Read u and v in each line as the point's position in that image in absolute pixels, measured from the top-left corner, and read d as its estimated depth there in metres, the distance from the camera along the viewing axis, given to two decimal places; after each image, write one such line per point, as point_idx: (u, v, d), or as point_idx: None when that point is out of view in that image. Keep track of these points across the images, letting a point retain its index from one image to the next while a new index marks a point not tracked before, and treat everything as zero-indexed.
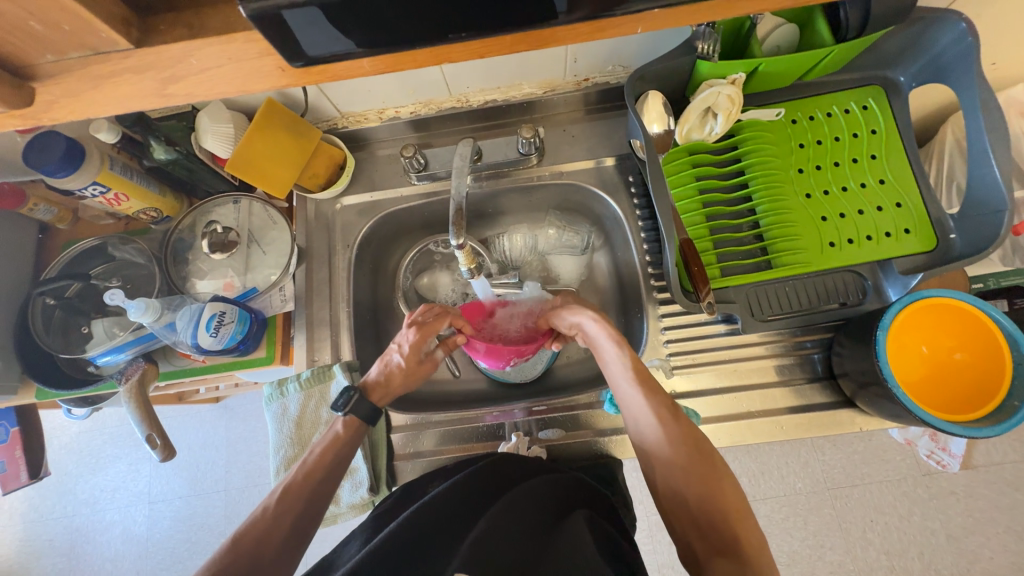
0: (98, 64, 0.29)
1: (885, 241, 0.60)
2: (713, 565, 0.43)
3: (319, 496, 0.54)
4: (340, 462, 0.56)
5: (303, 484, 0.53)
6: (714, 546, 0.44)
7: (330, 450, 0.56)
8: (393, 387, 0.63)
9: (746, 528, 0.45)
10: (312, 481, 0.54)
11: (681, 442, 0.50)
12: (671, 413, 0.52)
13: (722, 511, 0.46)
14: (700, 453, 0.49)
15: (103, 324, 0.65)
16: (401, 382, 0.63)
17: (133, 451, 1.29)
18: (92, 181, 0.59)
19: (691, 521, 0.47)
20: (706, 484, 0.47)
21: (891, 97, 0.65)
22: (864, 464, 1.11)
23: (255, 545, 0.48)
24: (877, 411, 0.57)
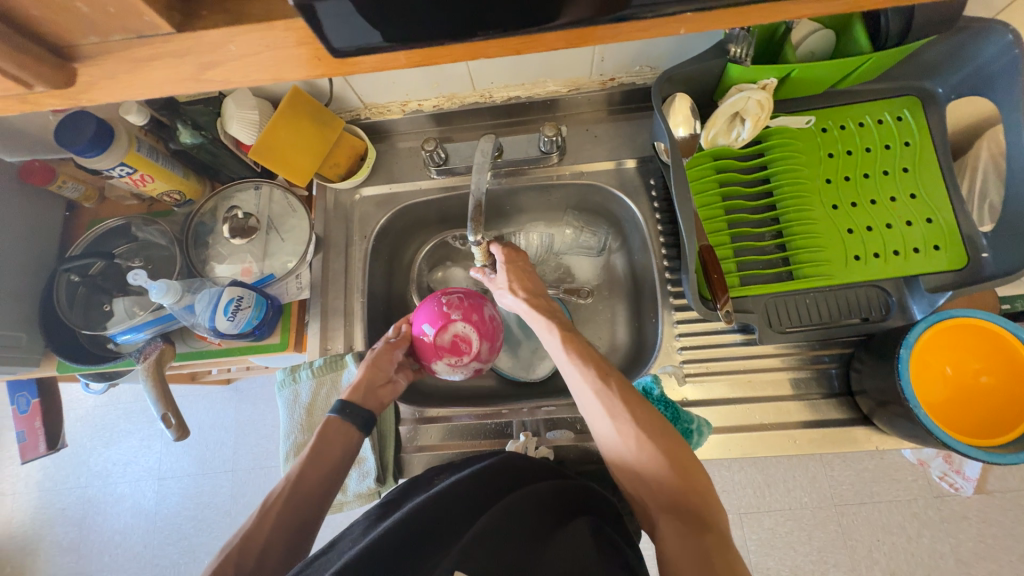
0: (139, 47, 0.29)
1: (913, 257, 0.58)
2: (663, 522, 0.46)
3: (315, 500, 0.52)
4: (336, 468, 0.54)
5: (303, 488, 0.52)
6: (663, 503, 0.47)
7: (324, 450, 0.54)
8: (363, 385, 0.60)
9: (691, 483, 0.47)
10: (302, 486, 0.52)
11: (619, 411, 0.50)
12: (621, 404, 0.51)
13: (667, 473, 0.47)
14: (639, 417, 0.50)
15: (124, 303, 0.66)
16: (365, 377, 0.60)
17: (146, 427, 1.32)
18: (120, 162, 0.60)
19: (640, 484, 0.49)
20: (649, 449, 0.48)
21: (927, 109, 0.63)
22: (873, 482, 1.09)
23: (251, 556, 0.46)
24: (895, 431, 0.55)
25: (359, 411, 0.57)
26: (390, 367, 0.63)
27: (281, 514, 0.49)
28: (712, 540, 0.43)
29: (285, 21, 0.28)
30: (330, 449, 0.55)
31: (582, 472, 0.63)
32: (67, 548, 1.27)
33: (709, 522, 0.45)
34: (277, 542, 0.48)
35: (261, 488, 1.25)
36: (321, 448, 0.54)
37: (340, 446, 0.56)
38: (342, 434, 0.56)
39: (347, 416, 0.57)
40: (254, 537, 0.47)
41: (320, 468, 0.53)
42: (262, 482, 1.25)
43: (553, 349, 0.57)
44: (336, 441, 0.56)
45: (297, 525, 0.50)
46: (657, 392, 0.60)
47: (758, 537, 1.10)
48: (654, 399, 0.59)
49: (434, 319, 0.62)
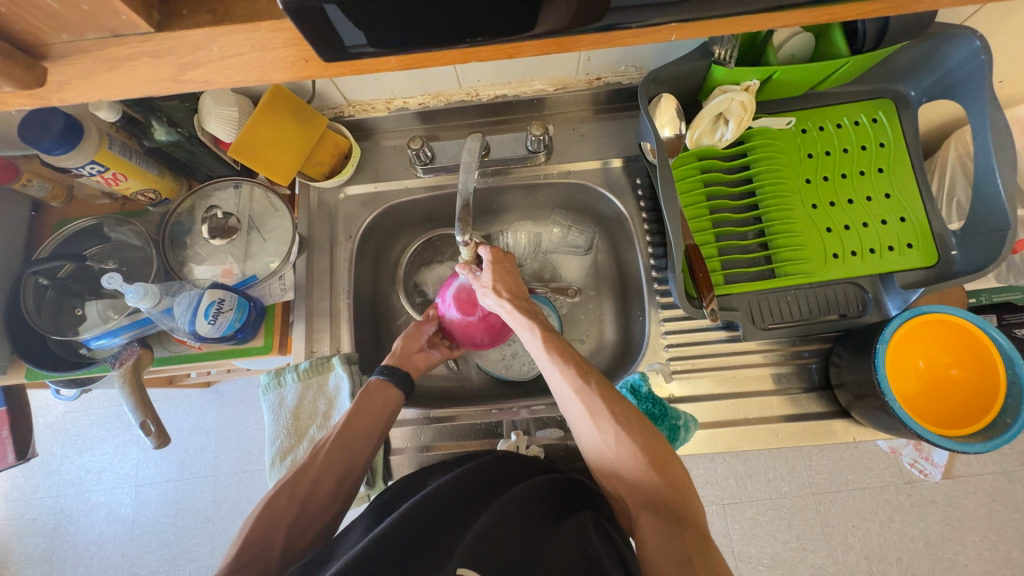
0: (115, 46, 0.28)
1: (887, 255, 0.61)
2: (643, 519, 0.47)
3: (362, 444, 0.56)
4: (378, 420, 0.58)
5: (351, 432, 0.56)
6: (643, 501, 0.48)
7: (367, 403, 0.58)
8: (400, 352, 0.64)
9: (671, 481, 0.48)
10: (343, 441, 0.55)
11: (599, 411, 0.51)
12: (603, 407, 0.51)
13: (647, 471, 0.48)
14: (619, 414, 0.50)
15: (96, 307, 0.63)
16: (400, 346, 0.65)
17: (121, 433, 1.28)
18: (90, 160, 0.58)
19: (621, 482, 0.50)
20: (629, 447, 0.49)
21: (901, 111, 0.65)
22: (849, 470, 1.14)
23: (306, 496, 0.52)
24: (871, 422, 0.58)
25: (396, 370, 0.62)
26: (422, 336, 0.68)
27: (331, 455, 0.54)
28: (690, 537, 0.44)
29: (272, 21, 0.28)
30: (371, 404, 0.59)
31: (571, 469, 0.64)
32: (39, 560, 1.22)
33: (687, 518, 0.46)
34: (328, 479, 0.53)
35: (245, 493, 1.22)
36: (364, 403, 0.58)
37: (382, 402, 0.59)
38: (383, 391, 0.60)
39: (388, 376, 0.61)
40: (307, 469, 0.53)
41: (364, 416, 0.57)
42: (245, 486, 1.22)
43: (535, 350, 0.57)
44: (379, 395, 0.59)
45: (344, 465, 0.54)
46: (645, 389, 0.60)
47: (740, 526, 1.13)
48: (642, 396, 0.60)
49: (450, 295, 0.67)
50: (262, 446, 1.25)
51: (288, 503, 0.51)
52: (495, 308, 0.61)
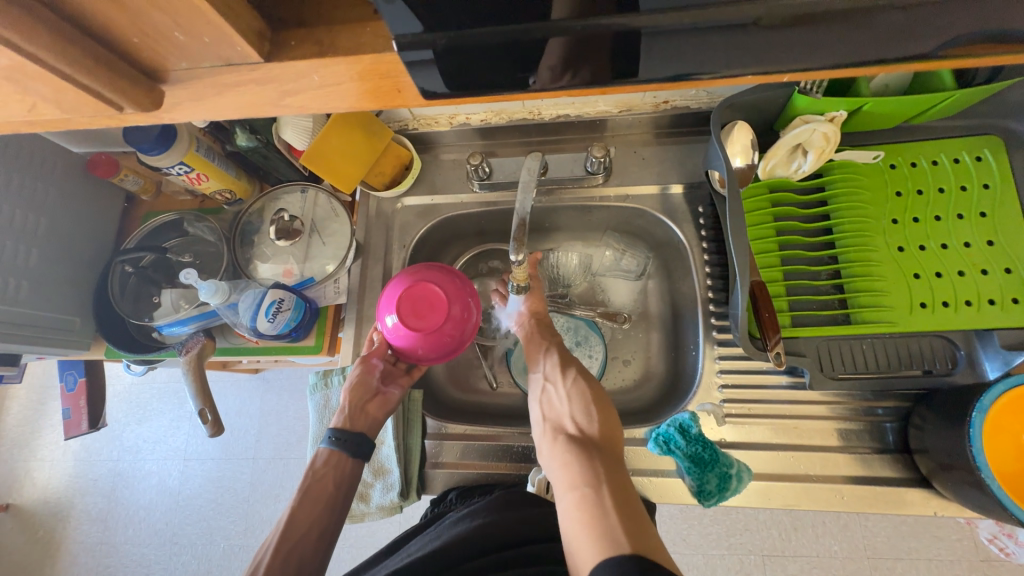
0: (227, 74, 0.30)
1: (988, 309, 0.54)
2: (564, 445, 0.55)
3: (313, 537, 0.54)
4: (331, 505, 0.56)
5: (300, 527, 0.54)
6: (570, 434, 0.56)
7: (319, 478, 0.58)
8: (353, 404, 0.62)
9: (609, 439, 0.55)
10: (293, 534, 0.54)
11: (568, 375, 0.61)
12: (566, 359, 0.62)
13: (587, 412, 0.57)
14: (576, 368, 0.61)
15: (171, 296, 0.68)
16: (353, 398, 0.62)
17: (177, 408, 1.37)
18: (180, 161, 0.62)
19: (566, 430, 0.56)
20: (577, 390, 0.59)
21: (1012, 149, 0.58)
22: (913, 538, 1.02)
23: None
24: (958, 498, 0.51)
25: (348, 436, 0.60)
26: (372, 380, 0.63)
27: (278, 559, 0.51)
28: (602, 461, 0.51)
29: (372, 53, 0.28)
30: (322, 487, 0.57)
31: None
32: (96, 517, 1.33)
33: (618, 467, 0.51)
34: None
35: (279, 479, 1.27)
36: (314, 485, 0.57)
37: (332, 482, 0.58)
38: (331, 468, 0.59)
39: (336, 447, 0.59)
40: None
41: (313, 504, 0.56)
42: (280, 473, 1.27)
43: (527, 326, 0.68)
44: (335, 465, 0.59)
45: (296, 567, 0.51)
46: (695, 430, 0.57)
47: None
48: (691, 437, 0.57)
49: (394, 289, 0.61)
50: (299, 436, 1.29)
51: None
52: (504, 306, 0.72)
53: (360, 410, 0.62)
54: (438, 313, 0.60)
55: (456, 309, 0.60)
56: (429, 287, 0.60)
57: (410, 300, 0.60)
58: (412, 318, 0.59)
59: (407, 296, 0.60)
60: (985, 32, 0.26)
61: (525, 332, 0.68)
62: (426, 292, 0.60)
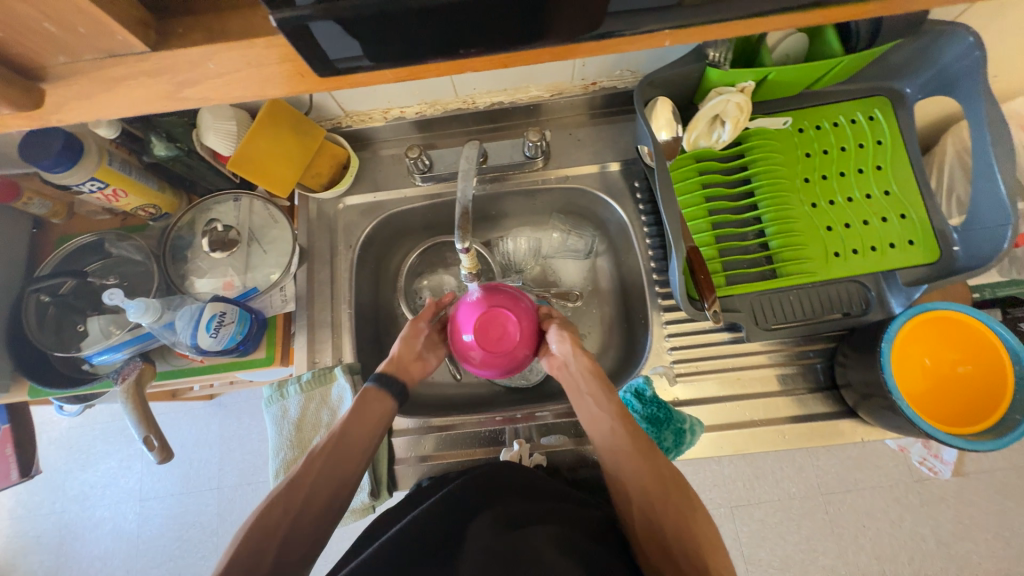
0: (111, 67, 0.29)
1: (889, 252, 0.60)
2: None
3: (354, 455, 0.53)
4: (372, 432, 0.55)
5: (344, 443, 0.53)
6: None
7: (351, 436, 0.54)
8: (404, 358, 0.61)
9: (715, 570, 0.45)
10: (335, 448, 0.52)
11: (656, 484, 0.49)
12: (661, 476, 0.50)
13: (693, 548, 0.46)
14: (669, 487, 0.49)
15: (98, 323, 0.63)
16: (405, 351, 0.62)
17: (124, 447, 1.27)
18: (90, 177, 0.58)
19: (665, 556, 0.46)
20: (677, 518, 0.47)
21: (897, 108, 0.65)
22: (857, 470, 1.12)
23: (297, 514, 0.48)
24: (879, 422, 0.57)
25: (391, 381, 0.58)
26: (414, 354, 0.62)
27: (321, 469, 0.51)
28: None
29: (267, 38, 0.28)
30: (367, 414, 0.56)
31: (575, 478, 0.63)
32: None
33: None
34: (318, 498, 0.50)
35: (249, 506, 1.22)
36: (360, 411, 0.56)
37: (378, 411, 0.56)
38: (380, 401, 0.57)
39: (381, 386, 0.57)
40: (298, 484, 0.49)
41: (360, 427, 0.55)
42: (250, 499, 1.22)
43: (592, 412, 0.55)
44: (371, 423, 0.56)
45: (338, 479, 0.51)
46: (649, 393, 0.60)
47: (749, 529, 1.12)
48: (646, 400, 0.60)
49: (471, 308, 0.59)
50: (265, 458, 1.24)
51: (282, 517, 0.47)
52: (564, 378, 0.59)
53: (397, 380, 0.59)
54: (511, 336, 0.58)
55: (526, 340, 0.59)
56: (507, 313, 0.58)
57: (489, 320, 0.58)
58: (486, 339, 0.57)
59: (488, 315, 0.58)
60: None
61: (590, 415, 0.55)
62: (500, 319, 0.58)
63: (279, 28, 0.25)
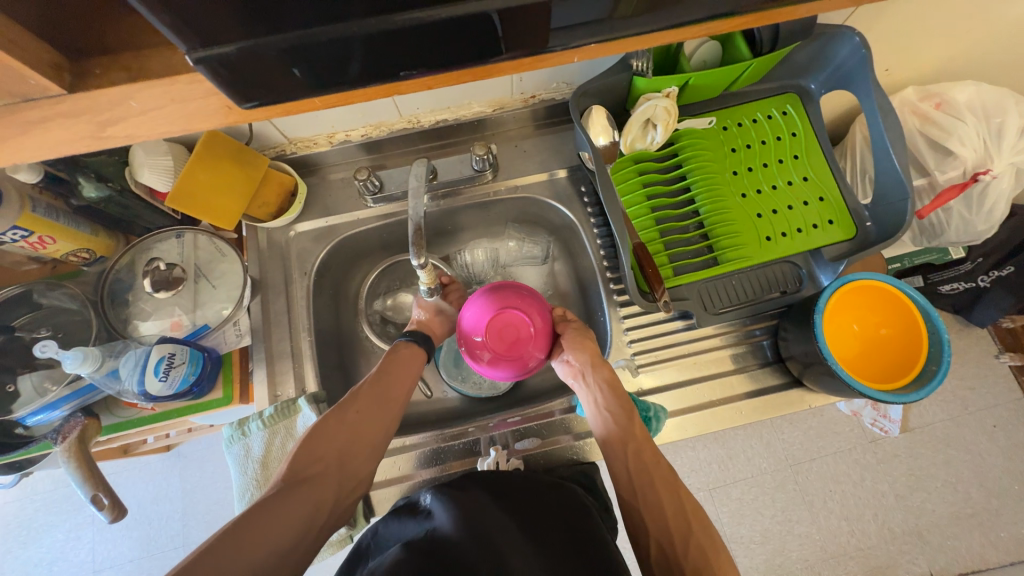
0: (25, 111, 0.28)
1: (813, 232, 0.66)
2: None
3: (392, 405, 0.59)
4: (405, 386, 0.61)
5: (384, 390, 0.59)
6: None
7: (330, 430, 0.54)
8: (427, 322, 0.70)
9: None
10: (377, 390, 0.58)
11: (678, 520, 0.50)
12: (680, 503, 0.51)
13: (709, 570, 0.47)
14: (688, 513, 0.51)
15: (31, 380, 0.59)
16: (427, 316, 0.71)
17: (72, 516, 1.16)
18: (12, 226, 0.54)
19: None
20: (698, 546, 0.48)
21: (805, 103, 0.72)
22: (819, 438, 1.19)
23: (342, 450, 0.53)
24: (821, 387, 0.62)
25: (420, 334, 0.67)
26: (411, 370, 0.63)
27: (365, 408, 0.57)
28: None
29: (189, 74, 0.28)
30: (401, 364, 0.63)
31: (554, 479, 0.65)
32: None
33: None
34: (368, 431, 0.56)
35: None
36: (396, 362, 0.63)
37: (410, 366, 0.63)
38: (412, 357, 0.64)
39: (416, 342, 0.66)
40: (343, 416, 0.55)
41: (398, 380, 0.61)
42: None
43: (616, 436, 0.55)
44: (363, 425, 0.56)
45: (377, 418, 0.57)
46: None
47: (729, 509, 1.17)
48: None
49: (483, 308, 0.60)
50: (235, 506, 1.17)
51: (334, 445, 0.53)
52: (586, 396, 0.60)
53: (394, 394, 0.60)
54: (522, 336, 0.60)
55: (538, 340, 0.60)
56: (519, 313, 0.60)
57: (502, 320, 0.60)
58: (499, 338, 0.59)
59: (502, 316, 0.60)
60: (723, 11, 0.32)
61: (613, 437, 0.56)
62: (512, 320, 0.60)
63: (195, 65, 0.26)
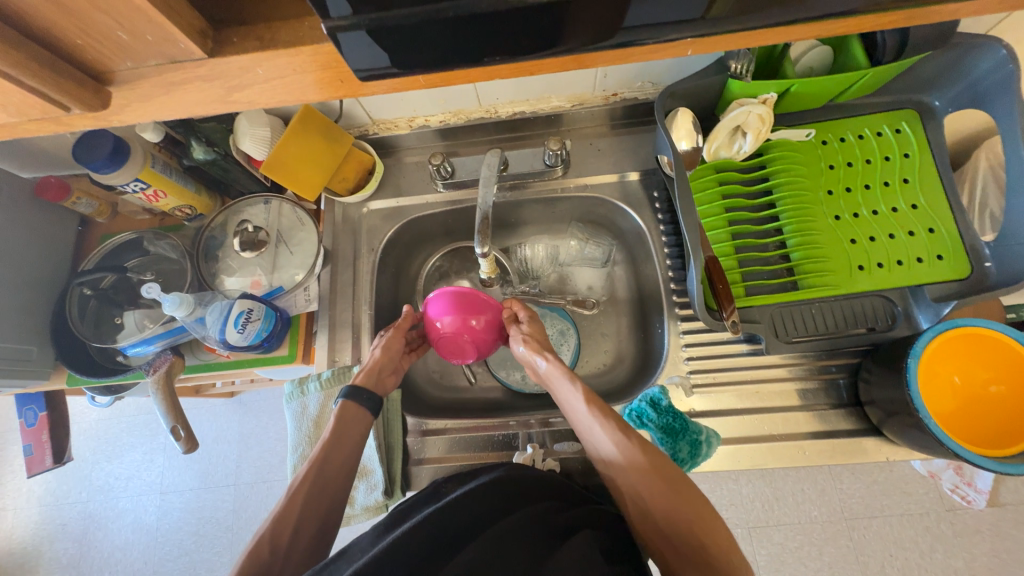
0: (171, 71, 0.31)
1: (916, 266, 0.59)
2: None
3: (337, 476, 0.53)
4: (347, 456, 0.54)
5: (330, 467, 0.53)
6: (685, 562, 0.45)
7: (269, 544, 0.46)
8: (375, 367, 0.62)
9: (712, 539, 0.45)
10: (315, 473, 0.52)
11: (640, 473, 0.48)
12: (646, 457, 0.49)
13: (688, 526, 0.45)
14: (659, 465, 0.48)
15: (134, 316, 0.67)
16: (377, 360, 0.62)
17: (149, 441, 1.32)
18: (134, 178, 0.61)
19: (665, 543, 0.46)
20: (669, 499, 0.46)
21: (926, 121, 0.64)
22: (883, 495, 1.08)
23: (284, 546, 0.47)
24: (904, 441, 0.55)
25: (361, 391, 0.58)
26: (348, 457, 0.54)
27: (310, 492, 0.50)
28: None
29: (312, 47, 0.30)
30: (349, 430, 0.56)
31: (587, 486, 0.63)
32: (67, 564, 1.25)
33: None
34: (313, 518, 0.50)
35: (265, 503, 1.24)
36: (340, 431, 0.55)
37: (356, 427, 0.57)
38: (352, 417, 0.56)
39: (352, 398, 0.57)
40: (288, 514, 0.48)
41: (342, 449, 0.54)
42: (265, 496, 1.24)
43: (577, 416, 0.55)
44: (300, 545, 0.48)
45: (325, 501, 0.51)
46: (665, 402, 0.60)
47: (768, 552, 1.08)
48: (662, 410, 0.59)
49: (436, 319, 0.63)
50: (282, 457, 1.26)
51: (274, 552, 0.46)
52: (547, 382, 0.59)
53: (331, 494, 0.52)
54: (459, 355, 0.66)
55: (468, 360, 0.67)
56: (460, 342, 0.64)
57: (445, 340, 0.64)
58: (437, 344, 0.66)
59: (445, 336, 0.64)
60: (855, 10, 0.29)
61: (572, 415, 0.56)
62: (453, 344, 0.64)
63: (327, 36, 0.27)
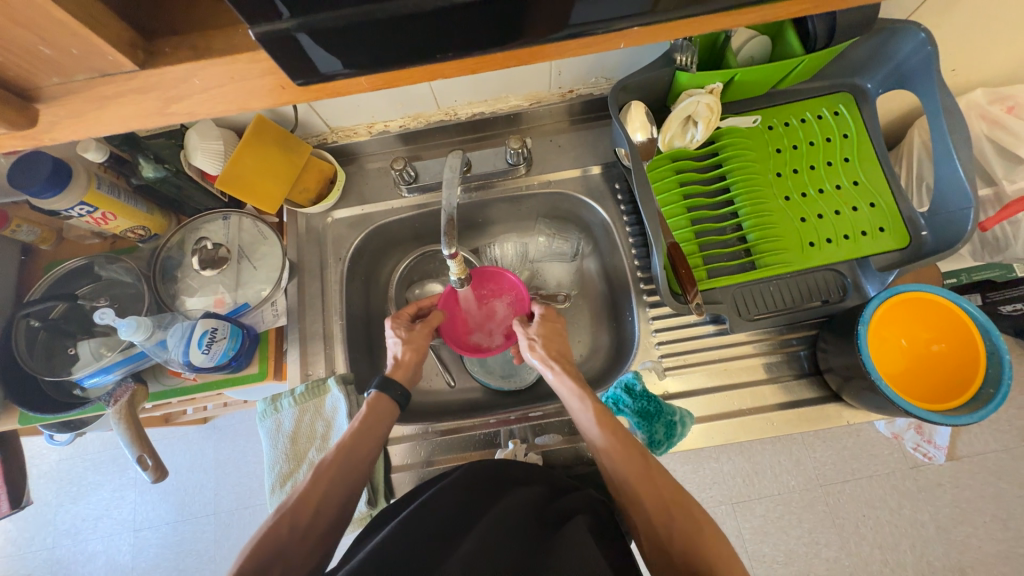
0: (103, 85, 0.30)
1: (861, 239, 0.63)
2: None
3: (358, 469, 0.54)
4: (368, 450, 0.55)
5: (358, 454, 0.54)
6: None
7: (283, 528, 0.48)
8: (410, 364, 0.63)
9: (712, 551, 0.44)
10: (337, 464, 0.53)
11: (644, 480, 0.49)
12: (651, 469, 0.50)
13: (688, 542, 0.45)
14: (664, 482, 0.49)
15: (89, 345, 0.63)
16: (411, 356, 0.63)
17: (118, 477, 1.25)
18: (79, 202, 0.59)
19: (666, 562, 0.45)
20: (668, 514, 0.47)
21: (860, 103, 0.68)
22: (853, 459, 1.13)
23: (302, 531, 0.49)
24: (861, 403, 0.58)
25: (394, 384, 0.60)
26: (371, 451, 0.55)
27: (333, 479, 0.52)
28: None
29: (250, 53, 0.30)
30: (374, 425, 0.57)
31: (570, 475, 0.64)
32: None
33: None
34: (332, 503, 0.51)
35: (248, 529, 1.20)
36: (364, 426, 0.57)
37: (380, 420, 0.58)
38: (378, 411, 0.58)
39: (382, 390, 0.59)
40: (310, 497, 0.51)
41: (367, 439, 0.56)
42: (248, 522, 1.20)
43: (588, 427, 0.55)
44: (318, 526, 0.50)
45: (344, 490, 0.53)
46: (639, 387, 0.61)
47: (751, 525, 1.12)
48: (636, 394, 0.61)
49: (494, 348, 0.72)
50: (262, 480, 1.22)
51: (291, 530, 0.48)
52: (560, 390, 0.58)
53: (347, 487, 0.53)
54: None
55: None
56: None
57: None
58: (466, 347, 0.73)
59: None
60: None
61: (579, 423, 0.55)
62: None
63: (261, 42, 0.27)
